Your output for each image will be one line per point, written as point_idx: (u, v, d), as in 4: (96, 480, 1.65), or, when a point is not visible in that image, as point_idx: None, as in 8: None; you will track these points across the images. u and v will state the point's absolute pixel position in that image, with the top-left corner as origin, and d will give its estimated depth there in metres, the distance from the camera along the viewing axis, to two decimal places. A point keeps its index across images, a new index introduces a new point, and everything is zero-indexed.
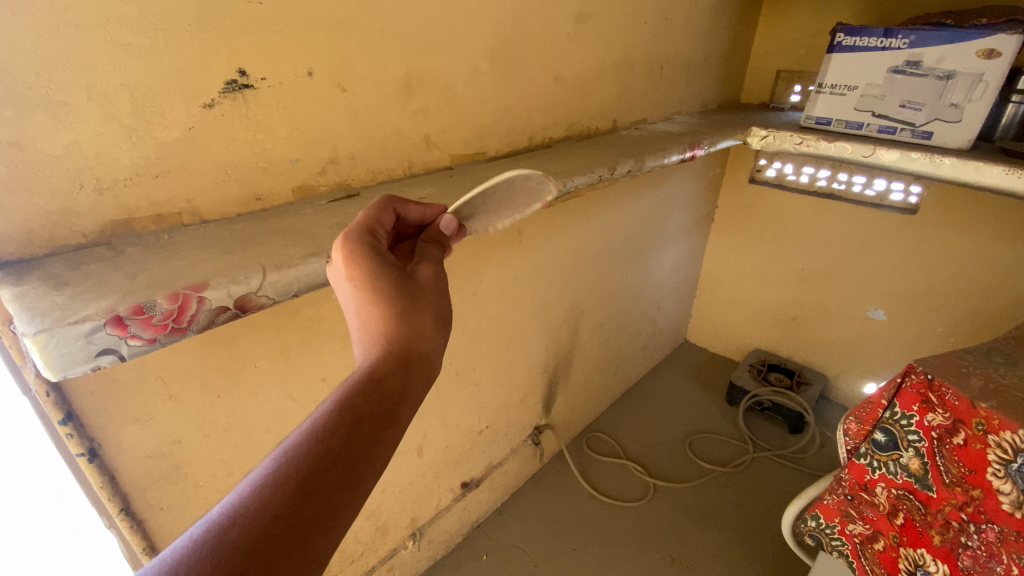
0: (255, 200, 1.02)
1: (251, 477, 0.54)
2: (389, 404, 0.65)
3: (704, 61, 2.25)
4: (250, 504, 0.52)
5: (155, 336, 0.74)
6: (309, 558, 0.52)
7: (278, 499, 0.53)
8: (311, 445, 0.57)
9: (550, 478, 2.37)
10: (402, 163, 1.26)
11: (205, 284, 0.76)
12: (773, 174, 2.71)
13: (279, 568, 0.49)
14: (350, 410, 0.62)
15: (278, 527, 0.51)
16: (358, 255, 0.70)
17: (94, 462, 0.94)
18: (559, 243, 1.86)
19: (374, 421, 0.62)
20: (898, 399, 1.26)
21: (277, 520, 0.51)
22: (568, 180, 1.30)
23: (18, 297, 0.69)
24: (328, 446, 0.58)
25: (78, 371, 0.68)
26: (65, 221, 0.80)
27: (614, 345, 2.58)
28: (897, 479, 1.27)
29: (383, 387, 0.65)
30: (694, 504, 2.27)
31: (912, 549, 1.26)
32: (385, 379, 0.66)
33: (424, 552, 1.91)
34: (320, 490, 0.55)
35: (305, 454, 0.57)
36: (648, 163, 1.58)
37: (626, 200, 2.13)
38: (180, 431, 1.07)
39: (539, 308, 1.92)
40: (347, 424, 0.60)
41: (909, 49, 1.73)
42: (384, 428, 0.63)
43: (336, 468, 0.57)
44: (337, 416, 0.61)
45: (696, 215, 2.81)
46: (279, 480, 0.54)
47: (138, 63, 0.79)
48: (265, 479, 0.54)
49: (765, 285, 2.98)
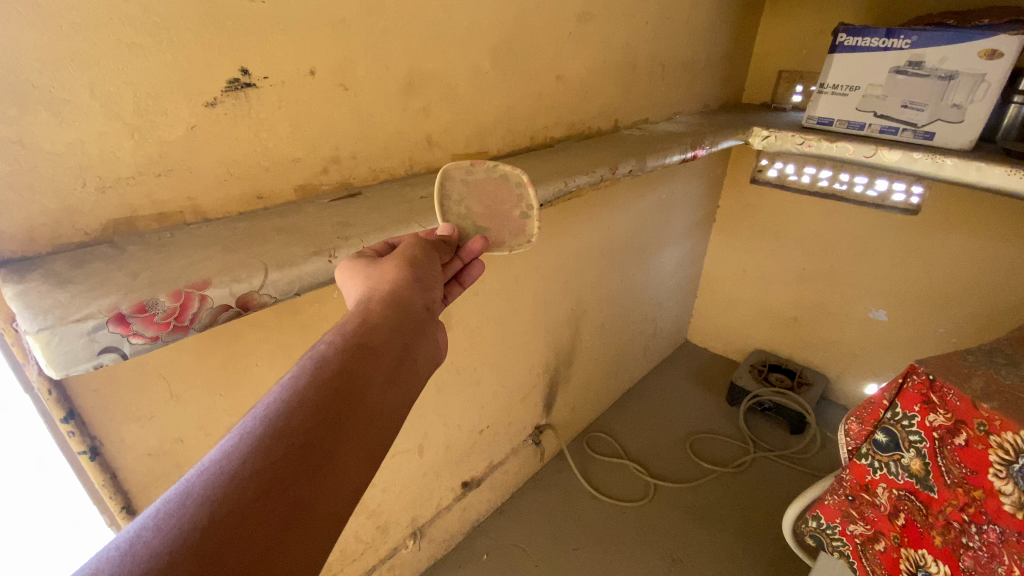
0: (257, 199, 1.02)
1: (226, 442, 0.50)
2: (371, 364, 0.63)
3: (705, 61, 2.24)
4: (229, 466, 0.48)
5: (157, 334, 0.74)
6: (284, 493, 0.48)
7: (261, 459, 0.49)
8: (293, 404, 0.55)
9: (550, 478, 2.37)
10: (403, 162, 1.27)
11: (206, 282, 0.76)
12: (774, 174, 2.70)
13: (255, 505, 0.46)
14: (331, 370, 0.60)
15: (255, 465, 0.48)
16: (343, 272, 0.83)
17: (96, 460, 0.94)
18: (560, 243, 1.86)
19: (357, 380, 0.60)
20: (900, 399, 1.26)
21: (251, 453, 0.49)
22: (569, 180, 1.30)
23: (21, 295, 0.70)
24: (309, 404, 0.55)
25: (80, 369, 0.68)
26: (68, 220, 0.80)
27: (615, 345, 2.58)
28: (898, 480, 1.27)
29: (366, 351, 0.64)
30: (695, 505, 2.27)
31: (913, 550, 1.26)
32: (367, 331, 0.67)
33: (425, 551, 1.91)
34: (296, 425, 0.53)
35: (286, 414, 0.53)
36: (649, 163, 1.58)
37: (627, 199, 2.13)
38: (181, 429, 1.07)
39: (540, 308, 1.93)
40: (329, 383, 0.58)
41: (911, 50, 1.73)
42: (368, 387, 0.61)
43: (321, 426, 0.54)
44: (316, 376, 0.58)
45: (698, 215, 2.80)
46: (259, 441, 0.50)
47: (141, 61, 0.79)
48: (243, 441, 0.50)
49: (766, 286, 2.97)
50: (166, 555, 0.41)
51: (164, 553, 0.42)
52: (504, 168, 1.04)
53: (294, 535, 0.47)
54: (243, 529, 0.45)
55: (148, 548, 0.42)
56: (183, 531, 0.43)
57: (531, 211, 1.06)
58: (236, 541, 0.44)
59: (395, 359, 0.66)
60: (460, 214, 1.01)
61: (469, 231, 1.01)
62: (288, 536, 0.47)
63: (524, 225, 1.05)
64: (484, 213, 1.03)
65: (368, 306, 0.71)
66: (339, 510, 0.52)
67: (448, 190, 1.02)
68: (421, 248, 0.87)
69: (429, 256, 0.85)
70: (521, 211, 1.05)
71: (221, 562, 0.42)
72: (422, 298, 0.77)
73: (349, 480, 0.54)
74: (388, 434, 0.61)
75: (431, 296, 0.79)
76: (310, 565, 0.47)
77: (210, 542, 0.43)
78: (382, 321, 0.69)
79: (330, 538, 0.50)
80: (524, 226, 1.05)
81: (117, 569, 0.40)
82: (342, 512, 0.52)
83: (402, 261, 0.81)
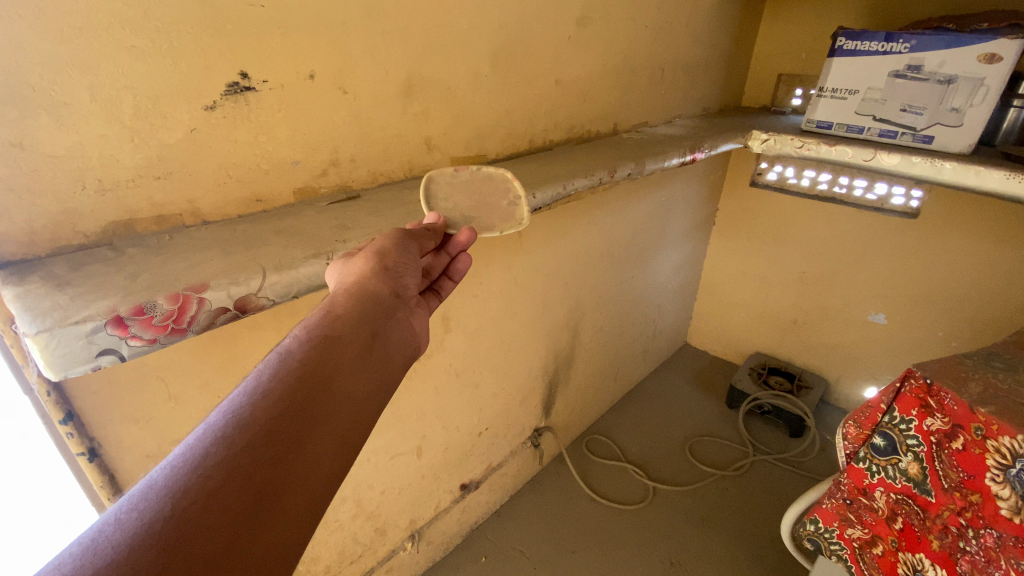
0: (256, 201, 1.03)
1: (188, 436, 0.52)
2: (337, 353, 0.64)
3: (705, 64, 2.25)
4: (192, 459, 0.49)
5: (155, 336, 0.74)
6: (245, 480, 0.49)
7: (224, 449, 0.50)
8: (256, 397, 0.56)
9: (549, 480, 2.37)
10: (403, 165, 1.27)
11: (204, 285, 0.76)
12: (773, 178, 2.70)
13: (213, 492, 0.47)
14: (294, 362, 0.61)
15: (217, 456, 0.50)
16: (329, 270, 0.84)
17: (95, 461, 0.95)
18: (559, 246, 1.87)
19: (322, 369, 0.61)
20: (897, 403, 1.26)
21: (213, 443, 0.51)
22: (567, 183, 1.30)
23: (20, 297, 0.70)
24: (272, 396, 0.56)
25: (79, 371, 0.69)
26: (68, 222, 0.81)
27: (614, 348, 2.58)
28: (896, 484, 1.27)
29: (330, 341, 0.65)
30: (693, 507, 2.27)
31: (910, 554, 1.26)
32: (333, 323, 0.68)
33: (424, 554, 1.91)
34: (257, 415, 0.54)
35: (249, 406, 0.55)
36: (647, 166, 1.58)
37: (627, 202, 2.13)
38: (179, 431, 1.07)
39: (539, 310, 1.93)
40: (291, 374, 0.59)
41: (909, 54, 1.73)
42: (334, 376, 0.62)
43: (283, 416, 0.55)
44: (280, 368, 0.60)
45: (697, 218, 2.81)
46: (222, 433, 0.52)
47: (141, 65, 0.80)
48: (206, 434, 0.52)
49: (766, 289, 2.97)
50: (128, 545, 0.42)
51: (126, 543, 0.43)
52: (489, 169, 1.10)
53: (262, 522, 0.48)
54: (208, 516, 0.46)
55: (109, 540, 0.43)
56: (145, 523, 0.44)
57: (518, 201, 1.08)
58: (200, 528, 0.45)
59: (362, 347, 0.67)
60: (448, 208, 1.01)
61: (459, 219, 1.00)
62: (254, 523, 0.48)
63: (514, 212, 1.06)
64: (472, 206, 1.03)
65: (335, 300, 0.72)
66: (307, 496, 0.53)
67: (433, 189, 1.04)
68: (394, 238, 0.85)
69: (404, 242, 0.84)
70: (507, 202, 1.07)
71: (186, 548, 0.44)
72: (390, 285, 0.77)
73: (319, 464, 0.55)
74: (358, 419, 0.62)
75: (404, 284, 0.80)
76: (279, 548, 0.48)
77: (174, 531, 0.44)
78: (348, 312, 0.70)
79: (302, 522, 0.51)
80: (513, 213, 1.06)
81: (79, 562, 0.41)
82: (314, 496, 0.54)
83: (372, 251, 0.80)
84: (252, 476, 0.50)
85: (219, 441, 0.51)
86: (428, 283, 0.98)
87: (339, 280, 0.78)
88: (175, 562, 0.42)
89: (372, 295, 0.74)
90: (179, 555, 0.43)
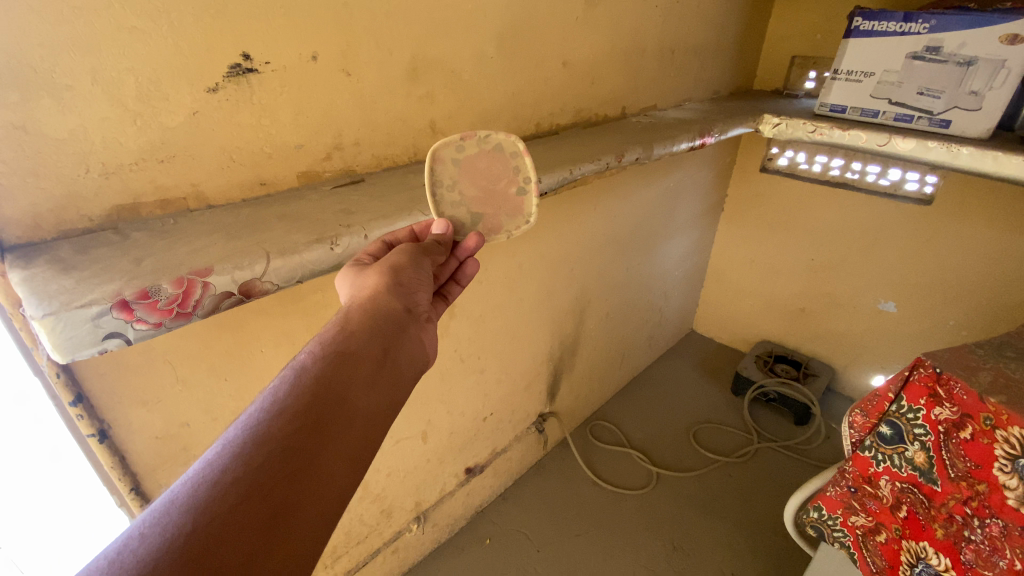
0: (260, 185, 1.02)
1: (207, 451, 0.52)
2: (352, 370, 0.65)
3: (716, 45, 2.19)
4: (211, 475, 0.50)
5: (160, 320, 0.74)
6: (264, 498, 0.50)
7: (241, 467, 0.51)
8: (272, 412, 0.57)
9: (553, 465, 2.38)
10: (407, 149, 1.26)
11: (208, 269, 0.76)
12: (784, 163, 2.66)
13: (233, 509, 0.48)
14: (309, 377, 0.62)
15: (235, 473, 0.51)
16: (340, 276, 0.84)
17: (104, 443, 0.96)
18: (565, 232, 1.85)
19: (337, 386, 0.62)
20: (905, 393, 1.25)
21: (231, 459, 0.51)
22: (573, 168, 1.28)
23: (27, 280, 0.70)
24: (289, 412, 0.57)
25: (85, 354, 0.69)
26: (72, 205, 0.81)
27: (619, 334, 2.58)
28: (901, 472, 1.26)
29: (345, 357, 0.66)
30: (697, 494, 2.28)
31: (914, 542, 1.25)
32: (348, 340, 0.68)
33: (429, 535, 1.94)
34: (275, 432, 0.55)
35: (265, 422, 0.56)
36: (655, 151, 1.56)
37: (634, 188, 2.11)
38: (188, 414, 1.08)
39: (544, 297, 1.92)
40: (308, 390, 0.60)
41: (928, 34, 1.68)
42: (347, 393, 0.63)
43: (300, 434, 0.56)
44: (296, 384, 0.60)
45: (706, 203, 2.77)
46: (240, 449, 0.52)
47: (142, 46, 0.79)
48: (225, 449, 0.52)
49: (774, 277, 2.95)
50: (149, 561, 0.43)
51: (148, 559, 0.43)
52: (496, 137, 1.01)
53: (277, 540, 0.49)
54: (228, 531, 0.47)
55: (131, 554, 0.44)
56: (165, 539, 0.45)
57: (528, 184, 1.05)
58: (218, 547, 0.46)
59: (375, 363, 0.69)
60: (454, 202, 1.02)
61: (467, 223, 1.03)
62: (270, 541, 0.49)
63: (522, 203, 1.06)
64: (479, 196, 1.03)
65: (350, 314, 0.73)
66: (321, 513, 0.54)
67: (438, 173, 0.99)
68: (407, 254, 0.87)
69: (416, 259, 0.86)
70: (517, 185, 1.04)
71: (207, 564, 0.45)
72: (403, 301, 0.78)
73: (333, 482, 0.56)
74: (369, 435, 0.63)
75: (415, 300, 0.81)
76: (293, 565, 0.50)
77: (194, 549, 0.45)
78: (362, 327, 0.71)
79: (316, 537, 0.53)
80: (522, 205, 1.06)
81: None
82: (328, 511, 0.55)
83: (387, 265, 0.82)
84: (269, 495, 0.51)
85: (238, 457, 0.52)
86: (437, 286, 1.04)
87: (352, 291, 0.79)
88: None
89: (386, 310, 0.75)
90: (198, 574, 0.44)
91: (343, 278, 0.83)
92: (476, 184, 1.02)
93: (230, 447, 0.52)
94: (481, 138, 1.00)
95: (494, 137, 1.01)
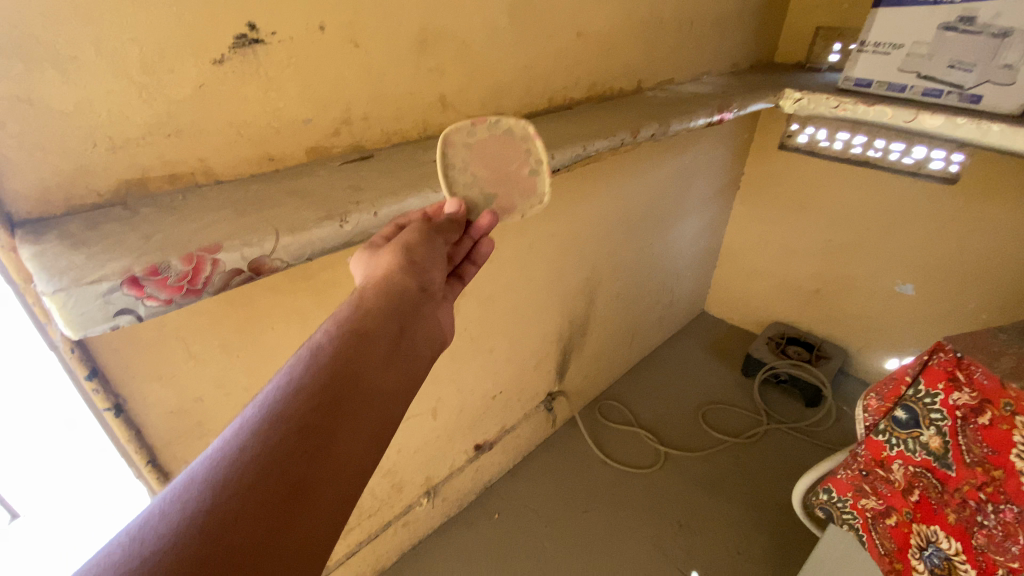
0: (268, 161, 1.01)
1: (226, 431, 0.54)
2: (367, 348, 0.65)
3: (737, 16, 2.11)
4: (229, 453, 0.51)
5: (170, 296, 0.74)
6: (281, 474, 0.51)
7: (258, 445, 0.52)
8: (288, 392, 0.57)
9: (562, 443, 2.40)
10: (416, 124, 1.23)
11: (217, 246, 0.76)
12: (803, 140, 2.58)
13: (250, 486, 0.49)
14: (325, 357, 0.62)
15: (253, 450, 0.51)
16: (354, 258, 0.84)
17: (121, 416, 0.98)
18: (577, 210, 1.82)
19: (353, 365, 0.62)
20: (923, 377, 1.23)
21: (248, 438, 0.52)
22: (587, 145, 1.25)
23: (37, 255, 0.70)
24: (304, 392, 0.58)
25: (97, 330, 0.70)
26: (80, 180, 0.80)
27: (630, 314, 2.56)
28: (915, 457, 1.25)
29: (359, 338, 0.66)
30: (705, 473, 2.29)
31: (925, 526, 1.24)
32: (363, 320, 0.69)
33: (439, 509, 1.97)
34: (291, 411, 0.55)
35: (282, 402, 0.56)
36: (672, 126, 1.51)
37: (648, 165, 2.06)
38: (201, 389, 1.09)
39: (555, 276, 1.90)
40: (324, 369, 0.61)
41: (963, 3, 1.59)
42: (363, 372, 0.63)
43: (316, 411, 0.56)
44: (311, 363, 0.61)
45: (721, 182, 2.71)
46: (256, 429, 0.53)
47: (145, 16, 0.76)
48: (242, 428, 0.53)
49: (789, 257, 2.89)
50: (172, 537, 0.45)
51: (170, 535, 0.45)
52: (507, 121, 1.02)
53: (295, 516, 0.50)
54: (246, 508, 0.48)
55: (155, 530, 0.45)
56: (186, 515, 0.47)
57: (540, 165, 1.06)
58: (236, 524, 0.47)
59: (391, 343, 0.69)
60: (467, 183, 1.00)
61: (479, 203, 1.01)
62: (288, 517, 0.49)
63: (534, 184, 1.05)
64: (491, 177, 1.02)
65: (363, 295, 0.73)
66: (340, 490, 0.54)
67: (451, 155, 0.99)
68: (419, 232, 0.85)
69: (430, 237, 0.85)
70: (529, 167, 1.05)
71: (227, 541, 0.46)
72: (417, 280, 0.78)
73: (349, 461, 0.56)
74: (387, 412, 0.63)
75: (430, 278, 0.80)
76: (313, 542, 0.50)
77: (213, 526, 0.46)
78: (376, 307, 0.71)
79: (336, 514, 0.53)
80: (535, 185, 1.05)
81: (128, 551, 0.44)
82: (347, 489, 0.55)
83: (399, 244, 0.81)
84: (286, 471, 0.51)
85: (254, 436, 0.53)
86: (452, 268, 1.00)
87: (365, 272, 0.79)
88: (213, 555, 0.44)
89: (399, 290, 0.75)
90: (218, 549, 0.45)
91: (358, 259, 0.83)
92: (488, 165, 1.02)
93: (247, 426, 0.53)
94: (492, 121, 1.02)
95: (504, 121, 1.02)
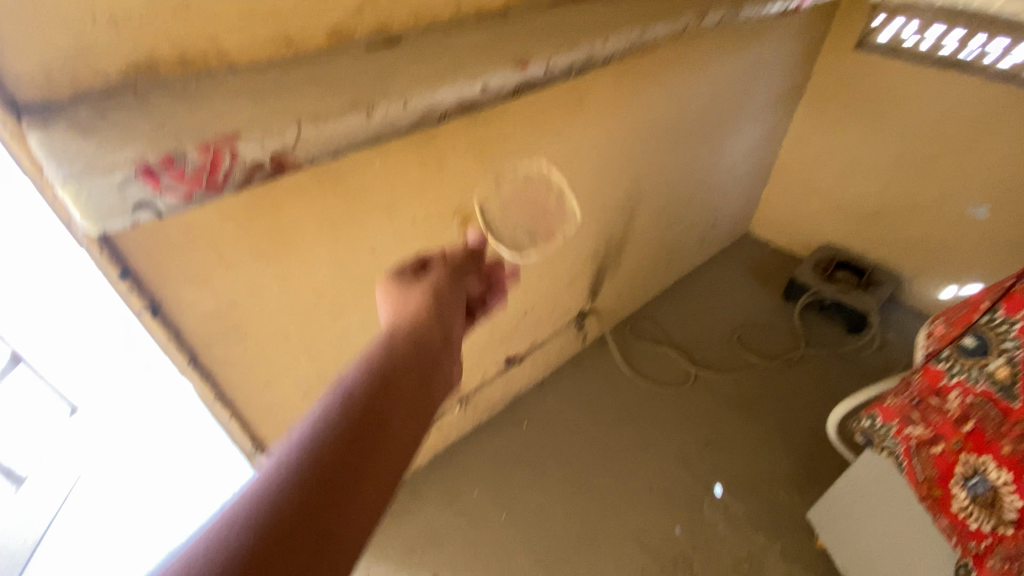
0: (287, 44, 0.90)
1: (302, 424, 0.66)
2: (406, 365, 0.79)
3: None
4: (309, 442, 0.63)
5: (190, 192, 0.69)
6: (350, 461, 0.63)
7: (331, 437, 0.64)
8: (348, 397, 0.70)
9: (591, 359, 2.40)
10: (449, 3, 1.07)
11: (235, 136, 0.69)
12: (886, 38, 2.30)
13: (330, 469, 0.61)
14: (373, 372, 0.75)
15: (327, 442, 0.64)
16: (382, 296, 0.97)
17: (158, 318, 0.98)
18: (623, 114, 1.65)
19: (396, 377, 0.76)
20: (1004, 304, 1.16)
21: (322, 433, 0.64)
22: (645, 29, 1.10)
23: (45, 142, 0.65)
24: (359, 398, 0.70)
25: (117, 225, 0.66)
26: (84, 61, 0.72)
27: (670, 233, 2.43)
28: (976, 386, 1.17)
29: (400, 356, 0.79)
30: (736, 394, 2.28)
31: (974, 456, 1.17)
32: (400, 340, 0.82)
33: (470, 416, 2.03)
34: (352, 413, 0.68)
35: (343, 405, 0.69)
36: (745, 12, 1.31)
37: (706, 63, 1.82)
38: (235, 294, 1.08)
39: (594, 189, 1.78)
40: (373, 380, 0.74)
41: None
42: (403, 382, 0.76)
43: (371, 413, 0.69)
44: (364, 376, 0.74)
45: (784, 86, 2.41)
46: (328, 425, 0.66)
47: None
48: (316, 422, 0.66)
49: (850, 174, 2.64)
50: (274, 503, 0.57)
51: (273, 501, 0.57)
52: None
53: (363, 492, 0.63)
54: (326, 486, 0.60)
55: (259, 499, 0.57)
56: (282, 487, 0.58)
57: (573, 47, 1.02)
58: (323, 498, 0.59)
59: (423, 363, 0.82)
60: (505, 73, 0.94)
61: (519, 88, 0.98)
62: (358, 492, 0.62)
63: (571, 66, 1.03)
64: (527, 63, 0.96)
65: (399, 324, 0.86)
66: (390, 476, 0.68)
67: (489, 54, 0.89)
68: (445, 282, 1.01)
69: (453, 288, 1.01)
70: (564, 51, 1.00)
71: (316, 509, 0.58)
72: (442, 327, 0.91)
73: (394, 446, 0.70)
74: (418, 412, 0.77)
75: (452, 325, 0.94)
76: (373, 514, 0.63)
77: (305, 497, 0.58)
78: (411, 330, 0.85)
79: (387, 494, 0.67)
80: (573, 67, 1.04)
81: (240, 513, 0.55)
82: (394, 476, 0.69)
83: (427, 288, 0.95)
84: (354, 460, 0.64)
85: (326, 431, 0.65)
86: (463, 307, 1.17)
87: (396, 308, 0.92)
88: (309, 519, 0.57)
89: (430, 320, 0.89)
90: (310, 518, 0.57)
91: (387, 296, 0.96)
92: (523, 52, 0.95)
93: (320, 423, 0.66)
94: None
95: None
